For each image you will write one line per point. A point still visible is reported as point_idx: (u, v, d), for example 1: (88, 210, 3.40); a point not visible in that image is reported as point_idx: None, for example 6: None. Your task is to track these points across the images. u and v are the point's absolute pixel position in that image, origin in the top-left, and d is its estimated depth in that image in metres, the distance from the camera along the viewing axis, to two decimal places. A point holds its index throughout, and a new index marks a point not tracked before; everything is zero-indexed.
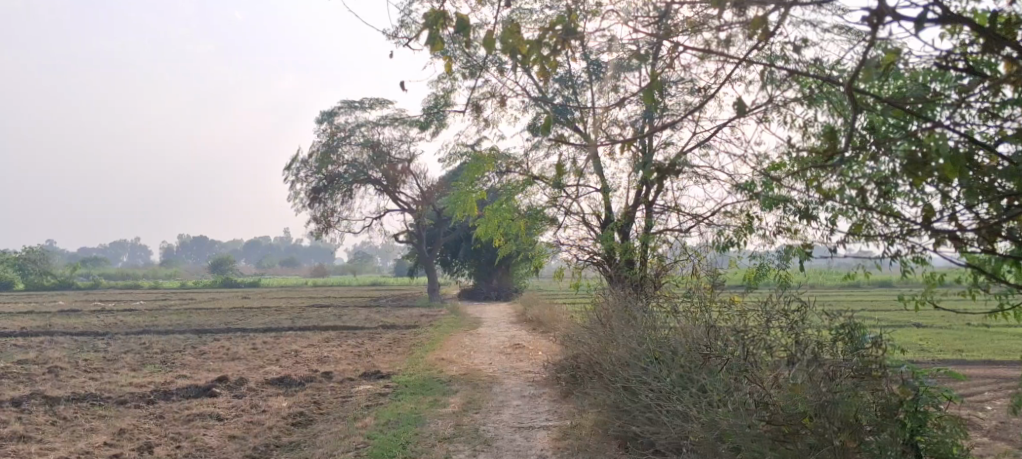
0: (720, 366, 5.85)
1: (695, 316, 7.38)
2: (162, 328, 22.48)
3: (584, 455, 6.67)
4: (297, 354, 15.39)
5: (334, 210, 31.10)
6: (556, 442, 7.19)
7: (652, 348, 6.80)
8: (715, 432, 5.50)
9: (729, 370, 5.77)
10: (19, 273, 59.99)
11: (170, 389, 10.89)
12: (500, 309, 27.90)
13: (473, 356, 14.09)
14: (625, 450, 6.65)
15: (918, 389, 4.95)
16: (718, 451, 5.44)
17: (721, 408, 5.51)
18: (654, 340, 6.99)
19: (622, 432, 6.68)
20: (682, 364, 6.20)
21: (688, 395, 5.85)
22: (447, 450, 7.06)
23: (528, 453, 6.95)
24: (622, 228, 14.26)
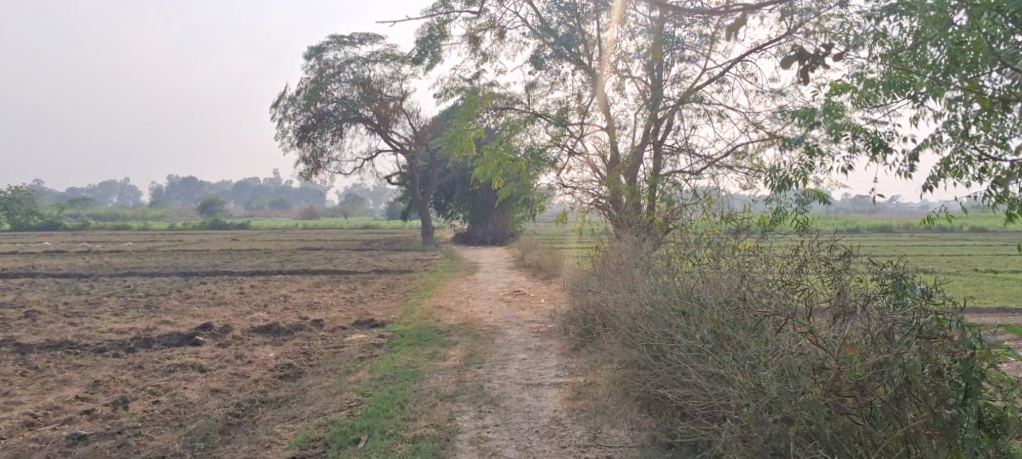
0: (763, 322, 5.12)
1: (714, 261, 6.82)
2: (148, 270, 21.81)
3: (604, 420, 6.12)
4: (287, 300, 14.75)
5: (324, 151, 30.16)
6: (570, 402, 6.61)
7: (678, 300, 6.22)
8: (762, 400, 4.85)
9: (772, 326, 5.04)
10: (5, 213, 58.99)
11: (152, 337, 10.26)
12: (495, 253, 27.28)
13: (472, 303, 13.48)
14: (649, 412, 6.13)
15: (978, 346, 4.18)
16: (763, 421, 4.78)
17: (766, 370, 4.90)
18: (677, 291, 6.45)
19: (645, 392, 6.14)
20: (713, 320, 5.64)
21: (725, 355, 5.27)
22: (450, 410, 6.46)
23: (539, 415, 6.36)
24: (629, 170, 13.63)
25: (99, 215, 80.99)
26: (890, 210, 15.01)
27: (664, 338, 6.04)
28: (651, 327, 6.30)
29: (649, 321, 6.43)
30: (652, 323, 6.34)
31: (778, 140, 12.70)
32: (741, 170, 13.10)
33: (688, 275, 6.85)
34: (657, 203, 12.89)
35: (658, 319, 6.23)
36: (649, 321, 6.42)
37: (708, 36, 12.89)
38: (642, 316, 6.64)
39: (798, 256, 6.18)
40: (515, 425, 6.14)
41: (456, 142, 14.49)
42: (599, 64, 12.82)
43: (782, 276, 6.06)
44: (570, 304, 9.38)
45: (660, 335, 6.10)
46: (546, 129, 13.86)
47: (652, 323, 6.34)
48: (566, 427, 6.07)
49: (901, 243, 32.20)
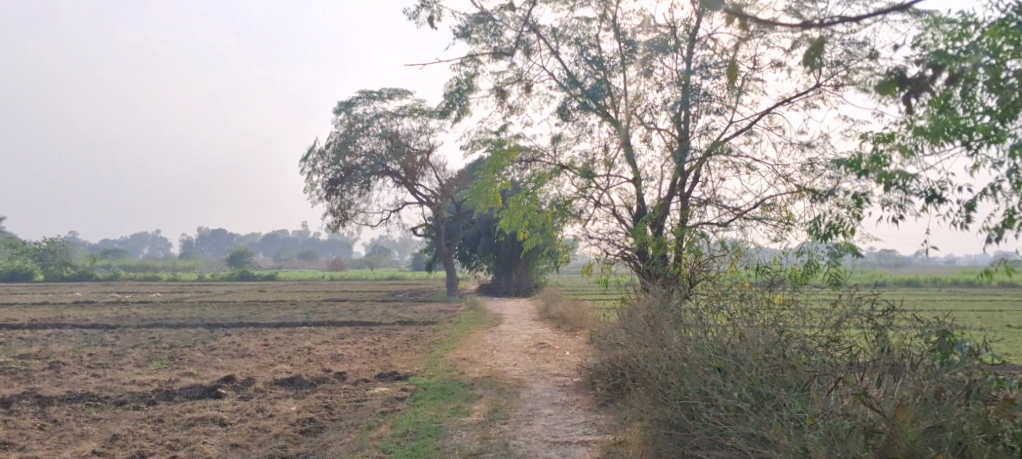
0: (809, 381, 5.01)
1: (740, 314, 6.62)
2: (174, 321, 21.85)
3: None
4: (310, 352, 14.62)
5: (351, 203, 30.37)
6: None
7: (714, 355, 6.10)
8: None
9: (817, 385, 4.91)
10: (39, 265, 59.91)
11: (174, 389, 10.16)
12: (520, 305, 27.05)
13: (496, 356, 13.26)
14: None
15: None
16: None
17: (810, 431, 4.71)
18: (711, 347, 6.33)
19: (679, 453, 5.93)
20: (750, 376, 5.51)
21: (763, 414, 5.12)
22: None
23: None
24: (656, 221, 13.49)
25: (129, 267, 82.01)
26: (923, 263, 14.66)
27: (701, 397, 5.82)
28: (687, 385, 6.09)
29: (685, 379, 6.22)
30: (688, 382, 6.12)
31: (808, 191, 12.49)
32: (770, 222, 12.88)
33: (724, 329, 6.66)
34: (685, 256, 12.68)
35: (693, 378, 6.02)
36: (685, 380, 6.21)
37: (735, 88, 12.82)
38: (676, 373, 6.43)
39: (837, 310, 5.99)
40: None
41: (481, 193, 14.44)
42: (626, 116, 12.76)
43: (820, 333, 5.94)
44: (597, 358, 9.15)
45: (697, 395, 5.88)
46: (572, 180, 13.77)
47: (687, 381, 6.13)
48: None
49: (934, 298, 31.47)
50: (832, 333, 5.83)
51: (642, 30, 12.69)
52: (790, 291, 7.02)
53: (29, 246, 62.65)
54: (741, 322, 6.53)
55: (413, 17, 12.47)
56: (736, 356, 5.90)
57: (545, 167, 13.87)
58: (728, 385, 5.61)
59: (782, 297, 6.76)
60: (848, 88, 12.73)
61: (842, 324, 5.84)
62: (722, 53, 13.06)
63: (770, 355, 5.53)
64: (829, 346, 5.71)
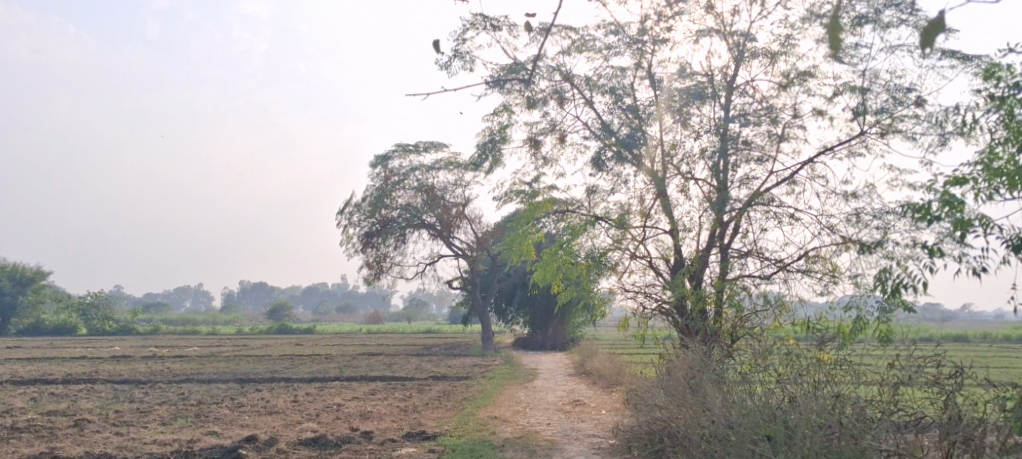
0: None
1: (788, 376, 6.16)
2: (206, 376, 21.71)
3: None
4: (339, 409, 14.27)
5: (387, 256, 30.26)
6: None
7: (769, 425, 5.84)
8: None
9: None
10: (82, 318, 60.75)
11: (195, 449, 9.86)
12: (555, 360, 26.40)
13: (529, 415, 12.77)
14: None
15: None
16: None
17: None
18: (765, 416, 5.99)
19: None
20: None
21: None
22: None
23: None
24: (694, 274, 12.98)
25: (170, 320, 82.86)
26: (982, 317, 13.87)
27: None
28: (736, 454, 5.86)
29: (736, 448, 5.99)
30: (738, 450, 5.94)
31: (855, 242, 11.95)
32: (816, 274, 12.32)
33: (773, 395, 6.25)
34: (725, 310, 12.18)
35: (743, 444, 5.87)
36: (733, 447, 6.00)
37: (775, 136, 12.43)
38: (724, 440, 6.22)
39: (894, 371, 5.58)
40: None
41: (515, 245, 14.13)
42: (662, 166, 12.42)
43: (882, 396, 5.57)
44: (634, 419, 8.64)
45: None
46: (607, 232, 13.39)
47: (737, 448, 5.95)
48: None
49: (989, 355, 30.04)
50: (892, 398, 5.44)
51: (679, 78, 12.43)
52: (842, 348, 6.54)
53: (73, 300, 63.63)
54: (789, 386, 6.12)
55: (446, 67, 12.35)
56: (787, 423, 5.76)
57: (580, 218, 13.54)
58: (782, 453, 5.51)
59: (828, 356, 6.22)
60: (895, 135, 12.24)
61: (901, 386, 5.46)
62: (761, 100, 12.73)
63: (824, 422, 5.46)
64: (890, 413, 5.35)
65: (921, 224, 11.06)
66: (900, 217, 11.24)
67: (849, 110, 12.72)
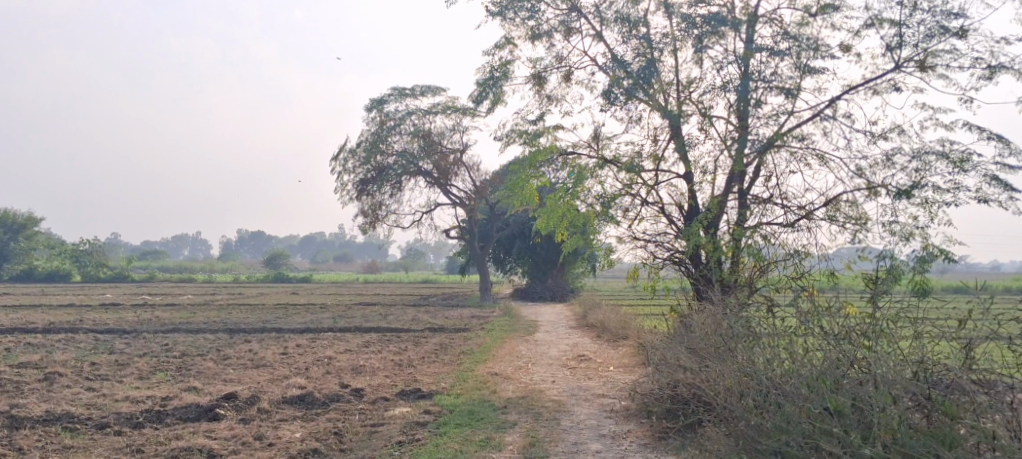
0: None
1: (838, 337, 5.31)
2: (192, 326, 20.84)
3: None
4: (329, 363, 13.45)
5: (382, 204, 29.21)
6: None
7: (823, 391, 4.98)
8: None
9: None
10: (75, 266, 59.68)
11: (166, 409, 9.00)
12: (555, 311, 25.62)
13: (532, 371, 11.89)
14: None
15: None
16: None
17: None
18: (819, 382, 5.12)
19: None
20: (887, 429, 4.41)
21: None
22: None
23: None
24: (710, 223, 12.03)
25: (166, 268, 81.95)
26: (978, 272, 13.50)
27: (810, 440, 4.67)
28: (789, 431, 4.90)
29: (782, 421, 5.02)
30: (787, 422, 4.96)
31: (887, 188, 10.99)
32: (843, 223, 11.39)
33: (823, 357, 5.36)
34: (743, 260, 11.27)
35: (796, 415, 4.90)
36: (780, 420, 5.04)
37: (802, 70, 11.36)
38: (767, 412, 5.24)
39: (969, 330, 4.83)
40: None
41: (516, 190, 13.14)
42: (678, 102, 11.37)
43: (953, 360, 4.81)
44: (654, 380, 7.72)
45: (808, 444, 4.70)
46: (616, 176, 12.39)
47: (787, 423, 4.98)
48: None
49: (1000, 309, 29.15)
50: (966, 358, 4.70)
51: (698, 5, 11.31)
52: (891, 302, 5.73)
53: (66, 247, 62.53)
54: (842, 349, 5.23)
55: None
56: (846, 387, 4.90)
57: (588, 161, 12.52)
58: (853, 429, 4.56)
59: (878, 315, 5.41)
60: (932, 71, 11.20)
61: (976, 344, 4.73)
62: (787, 31, 11.64)
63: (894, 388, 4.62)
64: (970, 377, 4.59)
65: (963, 166, 10.08)
66: (940, 158, 10.26)
67: (882, 44, 11.64)
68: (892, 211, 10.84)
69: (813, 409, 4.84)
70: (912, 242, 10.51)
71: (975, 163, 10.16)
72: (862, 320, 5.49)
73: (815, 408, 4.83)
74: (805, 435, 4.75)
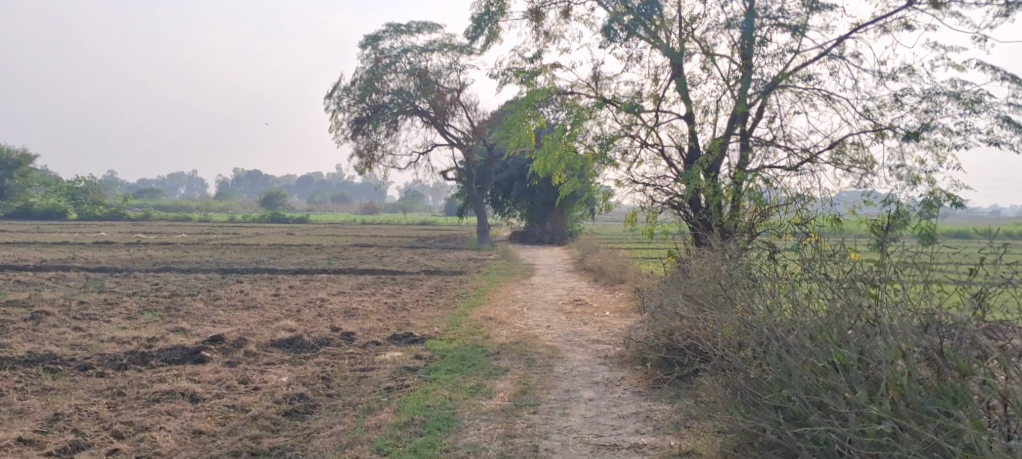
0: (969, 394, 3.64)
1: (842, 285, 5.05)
2: (185, 265, 20.63)
3: None
4: (322, 305, 13.26)
5: (378, 143, 28.76)
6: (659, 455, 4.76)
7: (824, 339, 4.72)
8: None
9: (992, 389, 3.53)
10: (71, 204, 59.34)
11: (152, 351, 8.77)
12: (553, 254, 25.43)
13: (526, 316, 11.68)
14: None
15: None
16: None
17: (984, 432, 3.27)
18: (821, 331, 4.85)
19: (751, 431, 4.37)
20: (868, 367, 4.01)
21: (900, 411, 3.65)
22: None
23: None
24: (710, 166, 11.69)
25: (163, 206, 81.66)
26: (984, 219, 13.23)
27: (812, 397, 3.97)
28: (791, 385, 4.21)
29: (783, 373, 4.34)
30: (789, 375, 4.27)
31: (895, 130, 10.63)
32: (848, 166, 11.06)
33: (827, 305, 5.10)
34: (744, 204, 10.96)
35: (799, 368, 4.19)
36: (781, 372, 4.34)
37: (811, 6, 10.88)
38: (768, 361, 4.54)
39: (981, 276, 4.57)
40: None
41: (512, 131, 12.76)
42: (681, 39, 10.92)
43: (963, 308, 4.54)
44: (651, 327, 7.49)
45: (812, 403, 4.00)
46: (615, 117, 12.01)
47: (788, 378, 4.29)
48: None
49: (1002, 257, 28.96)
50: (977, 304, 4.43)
51: None
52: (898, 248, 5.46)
53: (62, 184, 62.11)
54: (847, 297, 4.97)
55: None
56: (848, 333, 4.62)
57: (586, 101, 12.11)
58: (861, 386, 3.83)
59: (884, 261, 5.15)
60: (946, 8, 10.74)
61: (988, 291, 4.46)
62: None
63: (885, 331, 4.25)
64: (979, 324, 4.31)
65: (974, 107, 9.71)
66: (950, 99, 9.87)
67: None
68: (899, 155, 10.50)
69: (820, 362, 4.12)
70: (918, 186, 10.21)
71: (986, 104, 9.78)
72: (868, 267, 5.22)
73: (821, 360, 4.12)
74: (807, 392, 4.06)
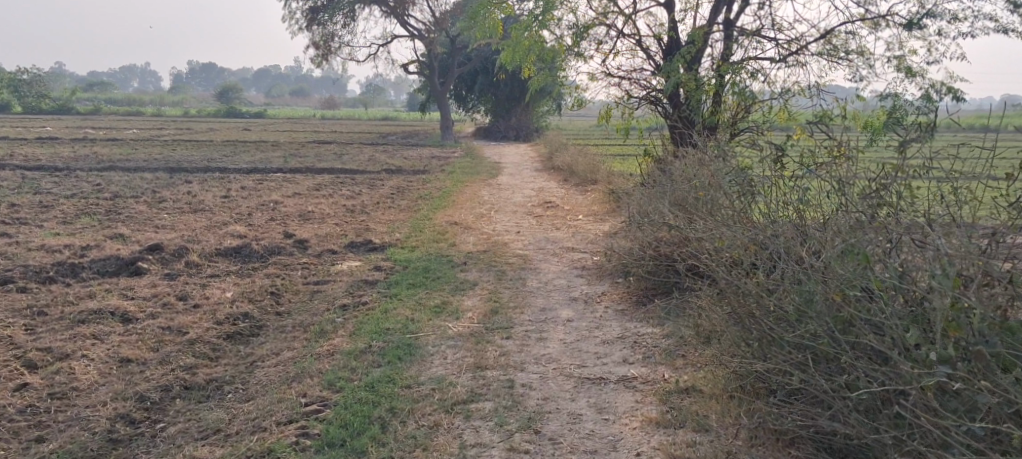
0: None
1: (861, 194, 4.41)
2: (132, 164, 19.40)
3: (699, 435, 3.63)
4: (276, 208, 12.38)
5: (335, 34, 27.16)
6: (654, 392, 4.15)
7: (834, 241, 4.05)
8: None
9: None
10: (14, 96, 56.32)
11: (82, 261, 7.86)
12: (520, 152, 24.61)
13: (495, 220, 10.95)
14: (764, 413, 3.48)
15: None
16: None
17: None
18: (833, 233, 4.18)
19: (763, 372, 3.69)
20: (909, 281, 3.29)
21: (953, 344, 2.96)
22: (465, 403, 4.07)
23: (593, 427, 3.78)
24: (692, 58, 10.84)
25: (113, 100, 78.19)
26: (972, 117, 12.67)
27: (842, 336, 3.22)
28: (809, 316, 3.49)
29: (801, 299, 3.60)
30: (809, 301, 3.54)
31: (890, 19, 9.86)
32: (838, 58, 10.29)
33: (840, 213, 4.46)
34: (725, 100, 10.21)
35: (823, 295, 3.46)
36: (799, 296, 3.61)
37: None
38: (784, 282, 3.81)
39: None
40: (568, 446, 3.63)
41: (478, 20, 11.70)
42: None
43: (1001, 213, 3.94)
44: (633, 237, 6.83)
45: (841, 343, 3.29)
46: (590, 3, 10.99)
47: (808, 305, 3.57)
48: (640, 450, 3.56)
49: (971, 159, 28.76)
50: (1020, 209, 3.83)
51: None
52: (919, 145, 4.80)
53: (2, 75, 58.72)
54: (864, 204, 4.34)
55: None
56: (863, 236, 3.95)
57: None
58: (906, 321, 3.08)
59: (904, 166, 4.49)
60: None
61: None
62: None
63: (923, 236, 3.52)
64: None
65: None
66: None
67: None
68: (897, 45, 9.79)
69: (849, 286, 3.38)
70: (914, 78, 9.59)
71: None
72: (886, 168, 4.56)
73: (850, 285, 3.38)
74: (834, 327, 3.31)
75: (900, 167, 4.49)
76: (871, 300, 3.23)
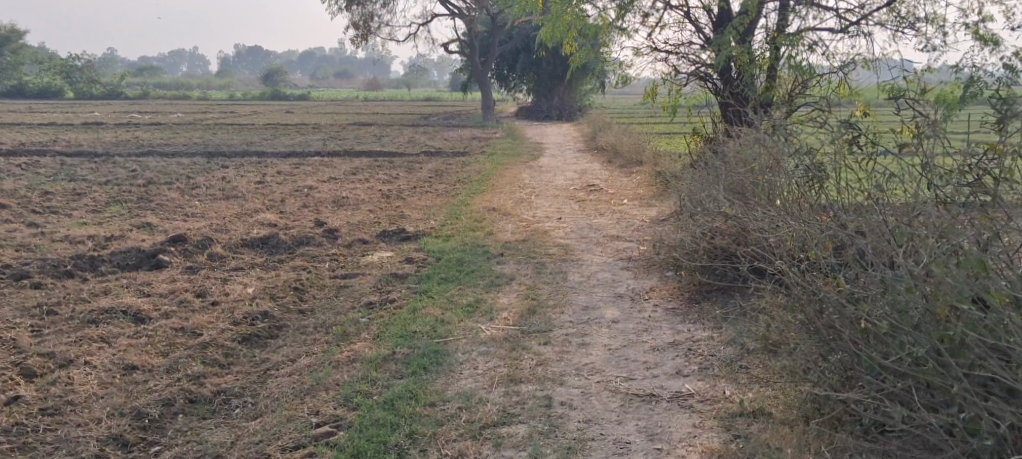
0: None
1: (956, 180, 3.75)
2: (171, 149, 19.24)
3: None
4: (310, 194, 11.98)
5: (374, 15, 26.73)
6: (715, 415, 3.59)
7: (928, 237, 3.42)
8: None
9: None
10: (66, 81, 57.19)
11: (102, 253, 7.53)
12: (563, 132, 23.93)
13: (535, 205, 10.41)
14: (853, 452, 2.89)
15: None
16: None
17: None
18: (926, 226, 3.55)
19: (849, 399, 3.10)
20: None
21: None
22: (494, 428, 3.56)
23: None
24: (745, 31, 10.09)
25: (161, 84, 79.18)
26: None
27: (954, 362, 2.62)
28: (909, 334, 2.89)
29: (894, 310, 2.99)
30: (905, 313, 2.93)
31: None
32: (905, 27, 9.46)
33: (928, 202, 3.81)
34: (781, 75, 9.48)
35: (924, 307, 2.85)
36: (891, 307, 3.00)
37: None
38: (871, 289, 3.20)
39: None
40: None
41: None
42: None
43: None
44: (685, 226, 6.21)
45: (952, 369, 2.69)
46: None
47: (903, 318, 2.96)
48: None
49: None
50: None
51: None
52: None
53: (54, 61, 59.70)
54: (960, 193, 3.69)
55: None
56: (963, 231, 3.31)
57: None
58: None
59: (1006, 145, 3.81)
60: None
61: None
62: None
63: None
64: None
65: None
66: None
67: None
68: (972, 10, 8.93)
69: (959, 298, 2.77)
70: (991, 47, 8.74)
71: None
72: (984, 149, 3.89)
73: (961, 297, 2.77)
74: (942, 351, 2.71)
75: (1001, 147, 3.81)
76: (991, 317, 2.62)
